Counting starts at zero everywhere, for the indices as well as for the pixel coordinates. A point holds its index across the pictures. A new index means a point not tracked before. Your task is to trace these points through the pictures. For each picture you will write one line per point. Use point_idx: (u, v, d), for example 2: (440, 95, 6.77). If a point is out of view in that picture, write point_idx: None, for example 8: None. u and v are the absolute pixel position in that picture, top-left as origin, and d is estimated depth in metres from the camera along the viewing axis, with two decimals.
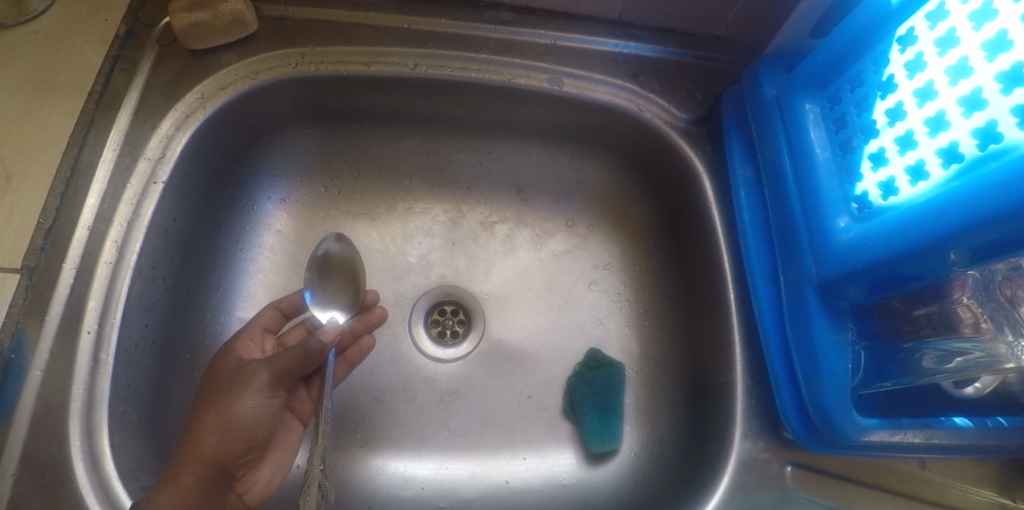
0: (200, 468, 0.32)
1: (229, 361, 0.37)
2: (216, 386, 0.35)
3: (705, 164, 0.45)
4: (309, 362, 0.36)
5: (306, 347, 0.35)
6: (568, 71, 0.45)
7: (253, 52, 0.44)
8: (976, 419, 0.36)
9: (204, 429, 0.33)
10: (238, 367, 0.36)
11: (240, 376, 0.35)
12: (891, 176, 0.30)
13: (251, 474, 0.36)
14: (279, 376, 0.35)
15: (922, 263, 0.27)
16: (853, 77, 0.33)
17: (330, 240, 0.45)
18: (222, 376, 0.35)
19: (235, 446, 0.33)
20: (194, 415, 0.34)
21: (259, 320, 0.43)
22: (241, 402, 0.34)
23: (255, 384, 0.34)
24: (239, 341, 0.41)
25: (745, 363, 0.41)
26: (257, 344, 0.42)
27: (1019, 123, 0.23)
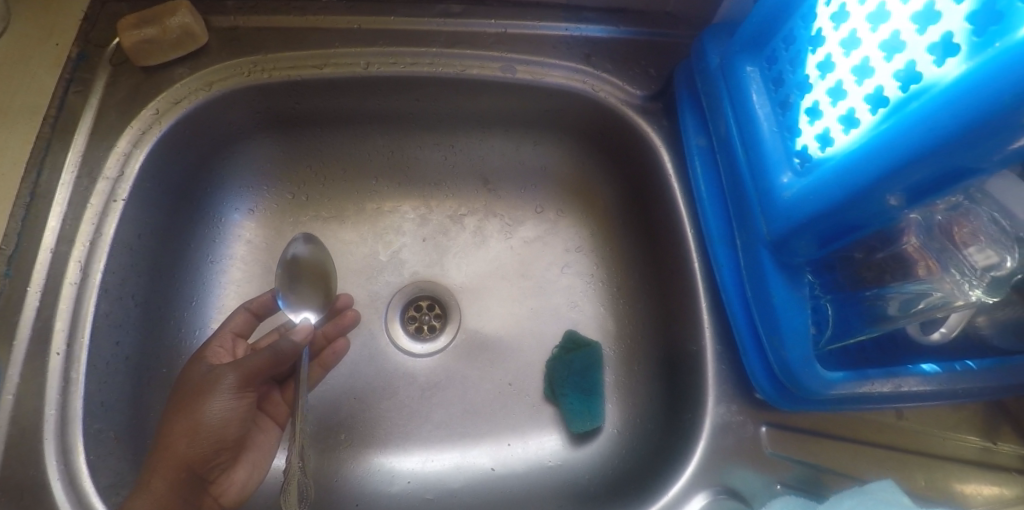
0: (172, 472, 0.33)
1: (200, 368, 0.37)
2: (185, 393, 0.35)
3: (663, 138, 0.46)
4: (279, 363, 0.36)
5: (277, 348, 0.36)
6: (519, 58, 0.46)
7: (206, 64, 0.44)
8: (944, 364, 0.36)
9: (173, 434, 0.33)
10: (207, 371, 0.36)
11: (208, 379, 0.35)
12: (826, 128, 0.30)
13: (226, 476, 0.36)
14: (246, 377, 0.35)
15: (862, 210, 0.28)
16: (786, 35, 0.34)
17: (298, 242, 0.46)
18: (192, 381, 0.35)
19: (204, 448, 0.34)
20: (164, 422, 0.34)
21: (230, 324, 0.44)
22: (210, 403, 0.34)
23: (222, 385, 0.34)
24: (208, 348, 0.41)
25: (713, 328, 0.42)
26: (228, 350, 0.43)
27: (935, 61, 0.23)
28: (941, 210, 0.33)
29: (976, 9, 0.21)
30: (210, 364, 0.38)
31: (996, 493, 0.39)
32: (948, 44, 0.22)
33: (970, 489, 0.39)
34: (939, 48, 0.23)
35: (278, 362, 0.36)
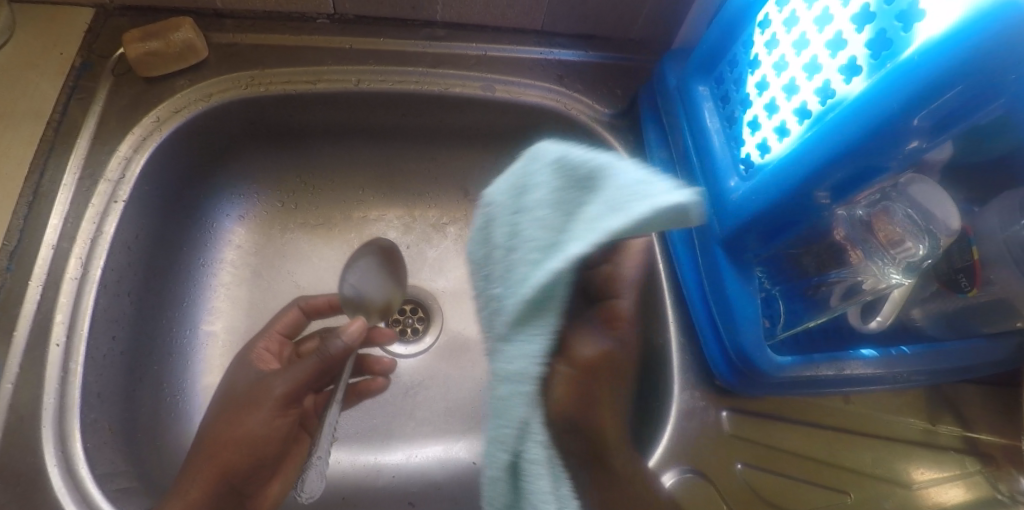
0: (213, 477, 0.38)
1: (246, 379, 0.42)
2: (236, 401, 0.40)
3: (629, 152, 0.50)
4: (323, 369, 0.41)
5: (322, 353, 0.40)
6: (499, 78, 0.50)
7: (205, 77, 0.47)
8: (882, 350, 0.41)
9: (224, 434, 0.38)
10: (252, 385, 0.41)
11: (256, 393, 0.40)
12: (764, 138, 0.35)
13: (262, 489, 0.41)
14: (289, 393, 0.40)
15: (797, 207, 0.33)
16: (732, 60, 0.39)
17: (351, 270, 0.48)
18: (240, 393, 0.41)
19: (245, 455, 0.38)
20: (213, 428, 0.39)
21: (277, 324, 0.47)
22: (256, 418, 0.39)
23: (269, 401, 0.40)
24: (254, 352, 0.45)
25: (677, 323, 0.46)
26: (274, 353, 0.46)
27: (843, 79, 0.28)
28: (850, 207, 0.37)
29: (873, 37, 0.26)
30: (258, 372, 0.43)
31: (939, 474, 0.43)
32: (853, 66, 0.28)
33: (917, 470, 0.43)
34: (846, 69, 0.28)
35: (320, 374, 0.41)
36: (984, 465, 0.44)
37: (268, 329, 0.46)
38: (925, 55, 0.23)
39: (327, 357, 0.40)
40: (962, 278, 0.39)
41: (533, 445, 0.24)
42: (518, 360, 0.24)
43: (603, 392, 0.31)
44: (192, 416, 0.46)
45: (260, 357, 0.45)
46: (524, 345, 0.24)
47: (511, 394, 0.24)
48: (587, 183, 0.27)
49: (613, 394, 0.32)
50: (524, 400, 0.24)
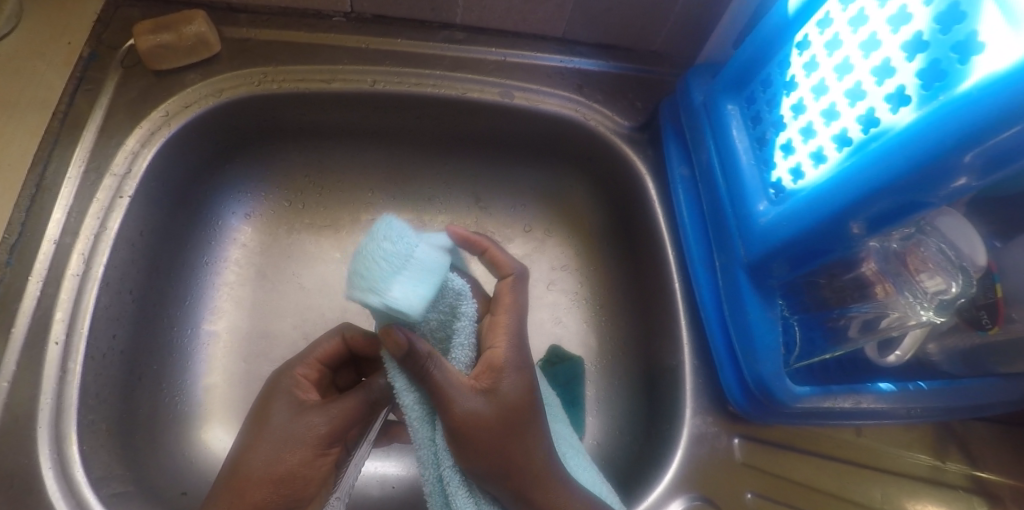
0: None
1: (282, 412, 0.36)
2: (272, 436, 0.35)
3: (647, 166, 0.49)
4: (373, 406, 0.36)
5: (371, 387, 0.36)
6: (518, 85, 0.49)
7: (217, 72, 0.46)
8: (899, 384, 0.40)
9: (255, 473, 0.33)
10: (297, 420, 0.35)
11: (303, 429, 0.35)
12: (798, 162, 0.35)
13: None
14: (334, 432, 0.35)
15: (832, 236, 0.32)
16: (764, 79, 0.38)
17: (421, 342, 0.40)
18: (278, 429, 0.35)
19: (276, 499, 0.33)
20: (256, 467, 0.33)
21: (319, 351, 0.41)
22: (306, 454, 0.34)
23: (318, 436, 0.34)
24: (288, 377, 0.38)
25: (691, 345, 0.44)
26: (311, 381, 0.39)
27: (890, 108, 0.28)
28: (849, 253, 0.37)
29: (924, 67, 0.26)
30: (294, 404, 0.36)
31: None
32: (901, 95, 0.27)
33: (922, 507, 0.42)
34: (894, 98, 0.27)
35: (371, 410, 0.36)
36: (990, 506, 0.42)
37: (307, 353, 0.40)
38: (985, 89, 0.22)
39: (375, 392, 0.36)
40: (983, 315, 0.38)
41: (449, 469, 0.33)
42: (413, 417, 0.33)
43: (491, 440, 0.32)
44: (189, 418, 0.45)
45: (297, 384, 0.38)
46: (410, 406, 0.32)
47: (417, 436, 0.33)
48: (389, 268, 0.29)
49: (509, 442, 0.33)
50: (428, 441, 0.33)
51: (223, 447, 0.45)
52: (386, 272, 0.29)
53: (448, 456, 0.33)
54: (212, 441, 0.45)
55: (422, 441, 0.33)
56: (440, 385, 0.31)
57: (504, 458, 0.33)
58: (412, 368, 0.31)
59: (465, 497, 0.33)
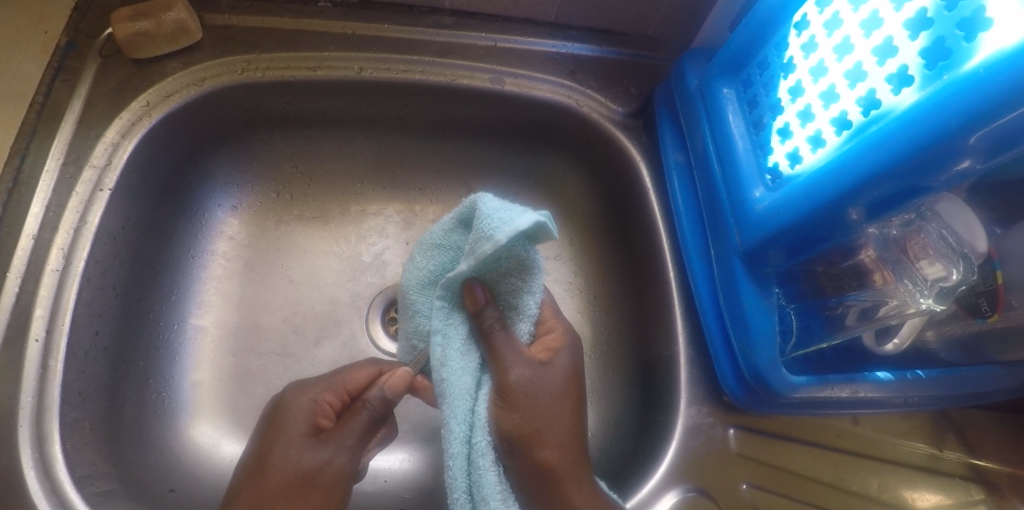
0: None
1: (301, 438, 0.37)
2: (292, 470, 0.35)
3: (642, 154, 0.48)
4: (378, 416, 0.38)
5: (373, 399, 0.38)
6: (508, 70, 0.48)
7: (199, 60, 0.44)
8: (897, 373, 0.39)
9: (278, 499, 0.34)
10: (314, 447, 0.36)
11: (321, 456, 0.36)
12: (795, 147, 0.34)
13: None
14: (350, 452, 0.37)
15: (829, 222, 0.31)
16: (762, 62, 0.37)
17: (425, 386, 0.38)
18: (297, 456, 0.36)
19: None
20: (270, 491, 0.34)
21: (351, 377, 0.40)
22: (327, 482, 0.36)
23: (335, 464, 0.36)
24: (298, 398, 0.38)
25: (686, 335, 0.44)
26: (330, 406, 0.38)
27: (892, 89, 0.27)
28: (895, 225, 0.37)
29: (928, 45, 0.25)
30: (307, 430, 0.37)
31: (943, 501, 0.42)
32: (904, 75, 0.26)
33: (918, 495, 0.41)
34: (895, 78, 0.27)
35: (376, 424, 0.39)
36: (987, 495, 0.42)
37: (336, 381, 0.39)
38: (991, 68, 0.21)
39: (376, 404, 0.38)
40: (982, 302, 0.37)
41: (482, 435, 0.33)
42: (455, 359, 0.34)
43: (538, 407, 0.35)
44: (177, 414, 0.44)
45: (314, 408, 0.38)
46: (455, 347, 0.35)
47: (457, 385, 0.33)
48: (485, 239, 0.30)
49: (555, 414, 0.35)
50: (463, 393, 0.33)
51: (211, 442, 0.44)
52: (486, 238, 0.30)
53: (485, 415, 0.34)
54: (201, 436, 0.44)
55: (459, 393, 0.33)
56: (499, 346, 0.34)
57: (548, 425, 0.35)
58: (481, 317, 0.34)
59: (493, 472, 0.32)
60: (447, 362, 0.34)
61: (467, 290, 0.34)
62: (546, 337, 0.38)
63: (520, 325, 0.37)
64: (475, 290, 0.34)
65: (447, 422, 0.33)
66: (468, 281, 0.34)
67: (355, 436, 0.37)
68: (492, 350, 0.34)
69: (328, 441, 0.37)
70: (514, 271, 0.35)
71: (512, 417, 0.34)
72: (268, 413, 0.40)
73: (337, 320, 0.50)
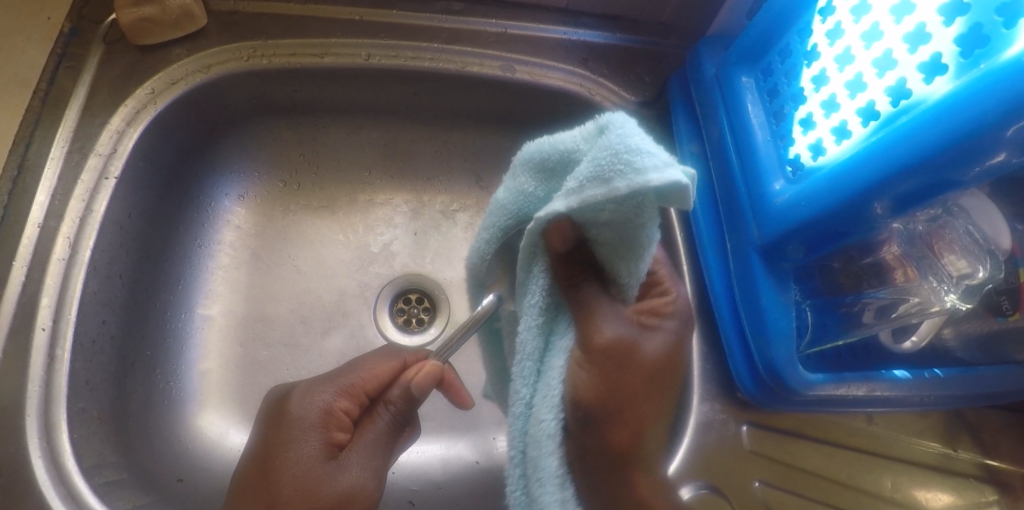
0: None
1: (320, 459, 0.34)
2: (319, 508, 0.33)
3: (655, 144, 0.47)
4: (403, 416, 0.38)
5: (405, 402, 0.37)
6: (519, 58, 0.47)
7: (204, 46, 0.44)
8: (915, 371, 0.38)
9: None
10: (337, 470, 0.34)
11: (350, 480, 0.34)
12: (818, 138, 0.33)
13: None
14: (378, 463, 0.36)
15: (853, 216, 0.30)
16: (783, 49, 0.36)
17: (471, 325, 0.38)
18: (322, 485, 0.34)
19: None
20: None
21: (365, 374, 0.38)
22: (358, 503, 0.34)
23: (367, 486, 0.35)
24: (298, 409, 0.36)
25: (699, 329, 0.43)
26: (341, 416, 0.36)
27: (924, 79, 0.26)
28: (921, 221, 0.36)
29: (964, 32, 0.24)
30: (322, 447, 0.35)
31: (956, 501, 0.41)
32: (937, 64, 0.25)
33: (932, 496, 0.41)
34: (928, 67, 0.25)
35: (399, 426, 0.38)
36: (1002, 495, 0.41)
37: (344, 382, 0.37)
38: None
39: (401, 408, 0.38)
40: (1004, 300, 0.36)
41: (546, 413, 0.29)
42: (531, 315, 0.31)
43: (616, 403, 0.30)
44: (185, 405, 0.44)
45: (330, 419, 0.36)
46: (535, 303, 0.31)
47: (528, 345, 0.31)
48: (602, 182, 0.24)
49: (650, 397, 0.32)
50: (532, 354, 0.31)
51: (218, 433, 0.44)
52: (603, 181, 0.24)
53: (557, 390, 0.29)
54: (209, 427, 0.44)
55: (527, 352, 0.31)
56: (591, 304, 0.31)
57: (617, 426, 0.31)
58: (562, 268, 0.31)
59: (554, 457, 0.28)
60: (524, 316, 0.32)
61: (556, 228, 0.28)
62: (657, 299, 0.35)
63: (612, 290, 0.32)
64: (564, 231, 0.28)
65: (515, 381, 0.31)
66: (558, 219, 0.28)
67: (379, 448, 0.37)
68: (583, 308, 0.31)
69: (349, 459, 0.35)
70: (619, 232, 0.27)
71: (594, 386, 0.30)
72: (268, 413, 0.38)
73: (345, 310, 0.49)
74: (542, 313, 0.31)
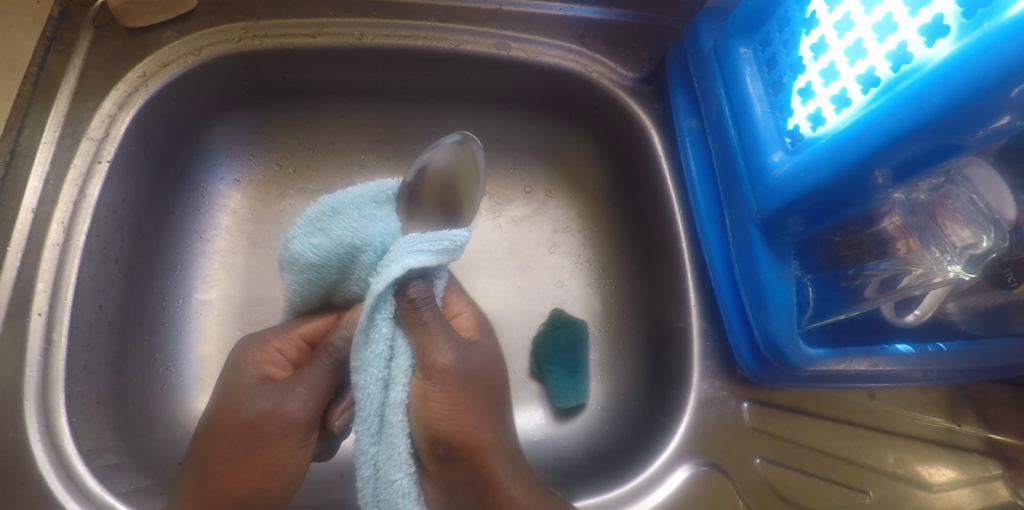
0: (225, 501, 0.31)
1: (249, 383, 0.34)
2: (236, 433, 0.31)
3: (653, 121, 0.47)
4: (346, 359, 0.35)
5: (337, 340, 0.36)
6: (514, 36, 0.46)
7: (195, 28, 0.43)
8: (918, 345, 0.38)
9: (223, 452, 0.31)
10: (261, 395, 0.33)
11: (269, 403, 0.32)
12: (818, 108, 0.32)
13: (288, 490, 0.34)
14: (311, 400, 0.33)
15: (854, 186, 0.30)
16: (781, 18, 0.35)
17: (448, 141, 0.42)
18: (244, 405, 0.32)
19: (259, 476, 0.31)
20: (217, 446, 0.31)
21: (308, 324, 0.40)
22: (276, 430, 0.31)
23: (290, 409, 0.32)
24: (249, 350, 0.37)
25: (698, 307, 0.43)
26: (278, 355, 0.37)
27: (924, 42, 0.25)
28: (923, 190, 0.35)
29: None
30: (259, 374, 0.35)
31: (959, 476, 0.40)
32: (938, 26, 0.24)
33: (935, 471, 0.40)
34: (929, 29, 0.25)
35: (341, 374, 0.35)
36: (1006, 469, 0.41)
37: (289, 328, 0.39)
38: None
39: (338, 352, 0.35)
40: (1008, 273, 0.35)
41: (398, 470, 0.28)
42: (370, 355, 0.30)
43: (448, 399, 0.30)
44: (185, 388, 0.44)
45: (268, 356, 0.37)
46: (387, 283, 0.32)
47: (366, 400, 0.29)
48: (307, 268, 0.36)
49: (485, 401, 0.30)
50: (377, 408, 0.29)
51: None
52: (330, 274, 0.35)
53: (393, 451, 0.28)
54: None
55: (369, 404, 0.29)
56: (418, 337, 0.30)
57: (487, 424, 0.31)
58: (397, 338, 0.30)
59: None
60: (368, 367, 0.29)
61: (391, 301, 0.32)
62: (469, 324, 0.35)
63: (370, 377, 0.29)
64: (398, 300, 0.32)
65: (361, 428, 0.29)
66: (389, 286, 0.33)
67: (315, 384, 0.34)
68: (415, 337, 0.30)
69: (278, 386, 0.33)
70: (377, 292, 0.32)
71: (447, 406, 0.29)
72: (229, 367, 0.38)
73: None
74: (388, 366, 0.29)
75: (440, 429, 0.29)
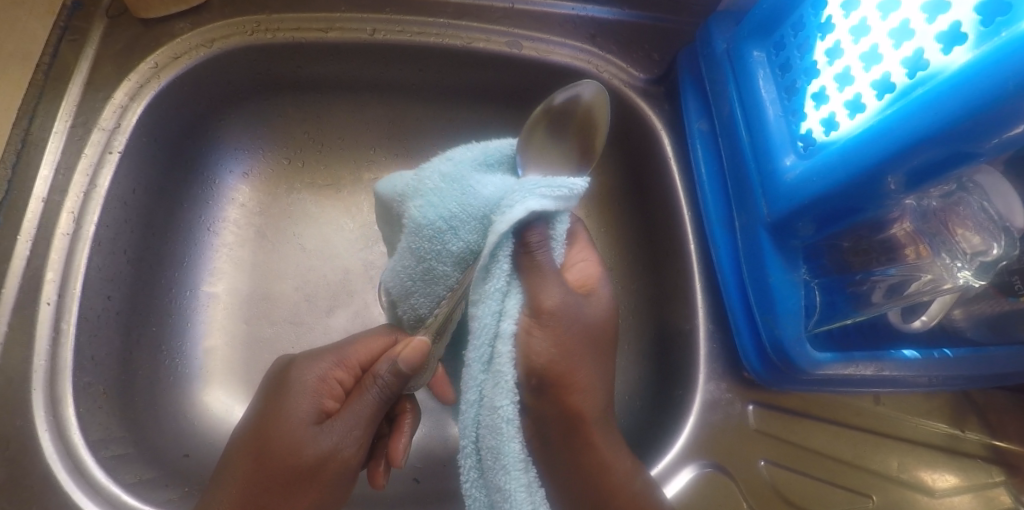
0: None
1: (304, 422, 0.32)
2: (293, 474, 0.31)
3: (663, 122, 0.47)
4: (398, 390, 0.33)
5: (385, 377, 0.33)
6: (526, 34, 0.46)
7: (207, 20, 0.43)
8: (923, 351, 0.38)
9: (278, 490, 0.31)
10: (318, 436, 0.32)
11: (329, 445, 0.32)
12: (831, 112, 0.32)
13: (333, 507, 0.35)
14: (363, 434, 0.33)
15: (867, 192, 0.30)
16: (795, 22, 0.35)
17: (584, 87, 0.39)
18: (302, 447, 0.31)
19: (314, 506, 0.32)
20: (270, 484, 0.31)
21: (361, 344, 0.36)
22: (334, 469, 0.32)
23: (347, 450, 0.32)
24: (295, 376, 0.34)
25: (705, 309, 0.43)
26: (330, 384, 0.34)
27: (941, 49, 0.25)
28: (935, 196, 0.35)
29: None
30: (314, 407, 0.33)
31: (962, 482, 0.41)
32: (955, 34, 0.24)
33: (938, 476, 0.41)
34: (947, 36, 0.25)
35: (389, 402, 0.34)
36: (1008, 476, 0.41)
37: (344, 352, 0.36)
38: None
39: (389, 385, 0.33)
40: (1015, 280, 0.35)
41: (505, 398, 0.27)
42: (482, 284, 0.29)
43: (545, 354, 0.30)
44: (191, 380, 0.44)
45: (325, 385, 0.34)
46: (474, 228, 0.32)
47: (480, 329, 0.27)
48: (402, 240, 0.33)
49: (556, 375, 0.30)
50: (489, 338, 0.27)
51: (224, 409, 0.44)
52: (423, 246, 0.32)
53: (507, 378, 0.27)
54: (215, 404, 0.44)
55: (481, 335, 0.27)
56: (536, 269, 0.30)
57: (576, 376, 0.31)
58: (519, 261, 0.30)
59: (515, 443, 0.27)
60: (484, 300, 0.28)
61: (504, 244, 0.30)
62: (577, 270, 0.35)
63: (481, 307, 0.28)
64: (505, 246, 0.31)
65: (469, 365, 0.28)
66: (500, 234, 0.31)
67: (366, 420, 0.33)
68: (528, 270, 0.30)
69: (334, 424, 0.32)
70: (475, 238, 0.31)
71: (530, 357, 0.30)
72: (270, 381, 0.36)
73: (350, 289, 0.49)
74: (503, 296, 0.28)
75: (541, 367, 0.30)
